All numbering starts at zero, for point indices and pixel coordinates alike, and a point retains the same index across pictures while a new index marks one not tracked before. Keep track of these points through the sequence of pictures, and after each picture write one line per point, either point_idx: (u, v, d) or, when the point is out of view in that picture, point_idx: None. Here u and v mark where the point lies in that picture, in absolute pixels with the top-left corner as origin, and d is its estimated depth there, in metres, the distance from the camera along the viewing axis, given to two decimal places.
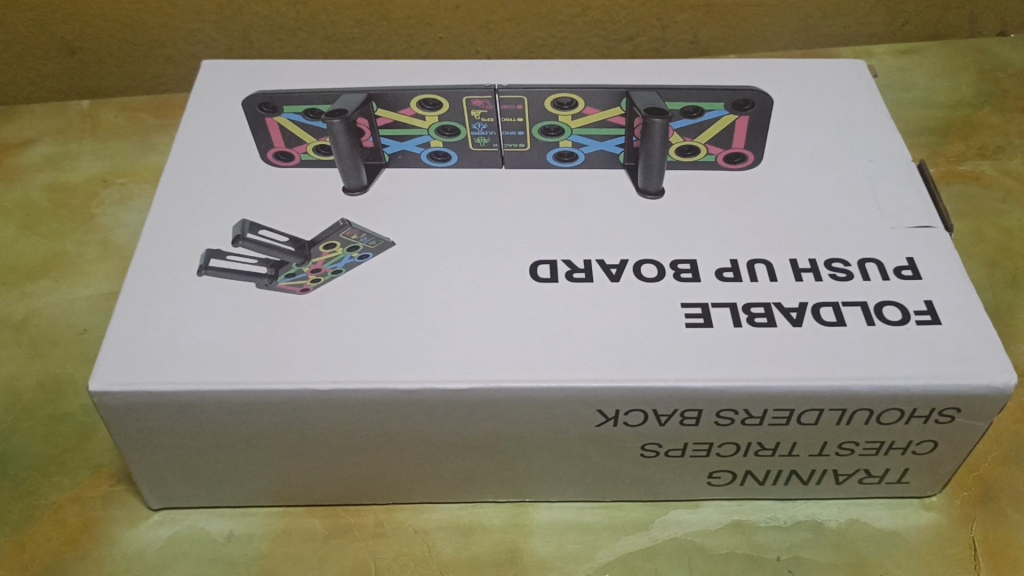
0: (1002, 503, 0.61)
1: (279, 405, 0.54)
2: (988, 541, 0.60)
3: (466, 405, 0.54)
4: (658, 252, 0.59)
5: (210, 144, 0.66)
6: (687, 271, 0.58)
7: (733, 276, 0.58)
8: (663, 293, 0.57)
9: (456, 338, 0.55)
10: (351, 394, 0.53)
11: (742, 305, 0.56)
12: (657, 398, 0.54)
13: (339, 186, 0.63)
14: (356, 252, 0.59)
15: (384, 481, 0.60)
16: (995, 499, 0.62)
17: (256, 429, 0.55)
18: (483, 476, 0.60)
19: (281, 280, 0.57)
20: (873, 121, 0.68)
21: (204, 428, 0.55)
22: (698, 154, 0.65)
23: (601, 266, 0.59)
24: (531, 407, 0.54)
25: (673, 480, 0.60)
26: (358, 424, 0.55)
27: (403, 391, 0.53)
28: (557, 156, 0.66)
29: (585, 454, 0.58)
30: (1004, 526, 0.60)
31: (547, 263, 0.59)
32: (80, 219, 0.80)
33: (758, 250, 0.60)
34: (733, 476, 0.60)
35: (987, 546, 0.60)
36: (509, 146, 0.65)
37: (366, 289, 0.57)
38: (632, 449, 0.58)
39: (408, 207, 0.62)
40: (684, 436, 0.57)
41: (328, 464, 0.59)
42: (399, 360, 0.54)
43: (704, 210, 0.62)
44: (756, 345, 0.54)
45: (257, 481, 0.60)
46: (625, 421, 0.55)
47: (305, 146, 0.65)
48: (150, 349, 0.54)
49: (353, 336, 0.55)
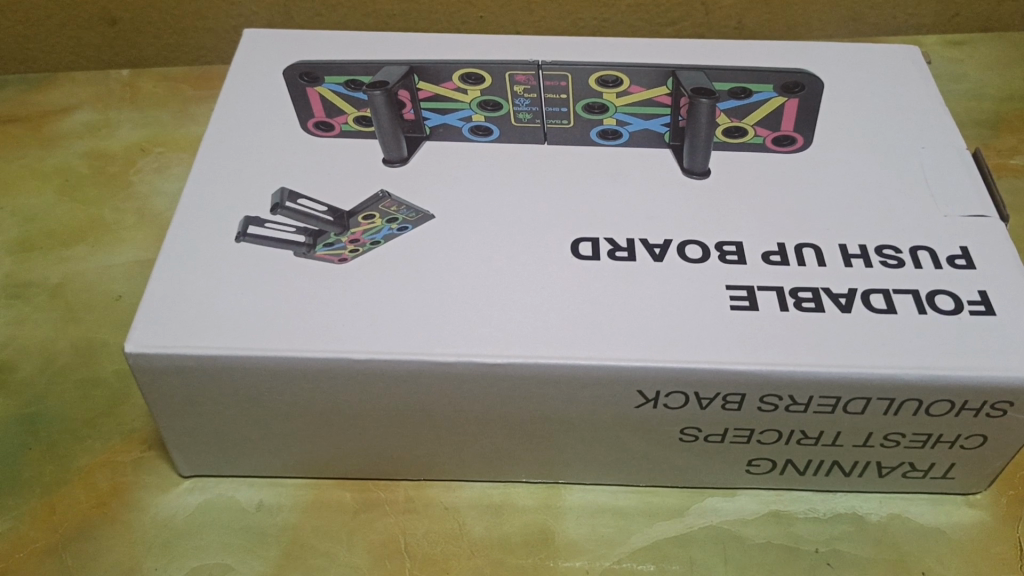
0: None
1: (314, 374, 0.53)
2: None
3: (503, 380, 0.53)
4: (702, 233, 0.58)
5: (250, 112, 0.65)
6: (732, 253, 0.57)
7: (780, 259, 0.57)
8: (708, 274, 0.56)
9: (495, 313, 0.54)
10: (388, 365, 0.52)
11: (789, 290, 0.55)
12: (699, 381, 0.52)
13: (379, 157, 0.62)
14: (395, 224, 0.58)
15: (416, 457, 0.59)
16: None
17: (290, 399, 0.55)
18: (518, 455, 0.59)
19: (318, 250, 0.57)
20: (927, 108, 0.66)
21: (238, 396, 0.55)
22: (745, 136, 0.64)
23: (645, 245, 0.57)
24: (568, 386, 0.53)
25: (710, 466, 0.59)
26: (393, 396, 0.54)
27: (441, 364, 0.52)
28: (600, 134, 0.64)
29: (622, 436, 0.57)
30: None
31: (589, 240, 0.58)
32: (117, 186, 0.80)
33: (805, 234, 0.58)
34: (773, 465, 0.59)
35: None
36: (552, 123, 0.64)
37: (404, 262, 0.56)
38: (671, 432, 0.56)
39: (448, 180, 0.61)
40: (724, 421, 0.55)
41: (360, 436, 0.58)
42: (437, 332, 0.53)
43: (751, 192, 0.61)
44: (803, 330, 0.53)
45: (289, 451, 0.59)
46: (665, 403, 0.54)
47: (345, 117, 0.64)
48: (186, 313, 0.54)
49: (391, 308, 0.54)
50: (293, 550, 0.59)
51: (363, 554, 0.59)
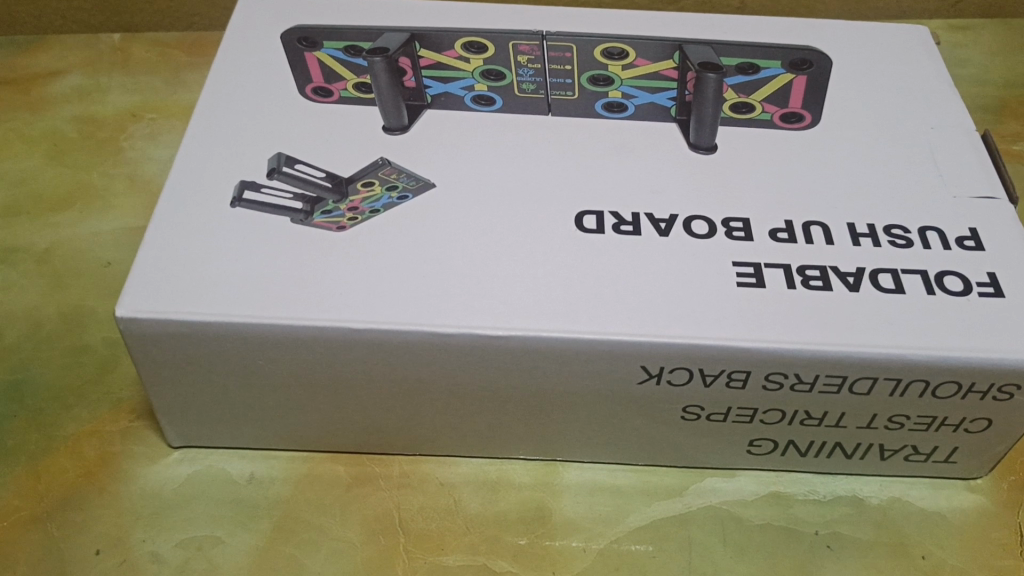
0: None
1: (310, 343, 0.52)
2: None
3: (505, 353, 0.52)
4: (708, 209, 0.57)
5: (245, 76, 0.64)
6: (739, 229, 0.56)
7: (787, 237, 0.56)
8: (714, 250, 0.55)
9: (497, 285, 0.52)
10: (386, 335, 0.51)
11: (796, 268, 0.54)
12: (704, 357, 0.51)
13: (379, 125, 0.61)
14: (395, 192, 0.57)
15: (411, 431, 0.58)
16: None
17: (285, 368, 0.54)
18: (515, 432, 0.58)
19: (316, 218, 0.55)
20: (937, 88, 0.65)
21: (231, 364, 0.53)
22: (753, 113, 0.62)
23: (650, 219, 0.56)
24: (570, 360, 0.52)
25: (711, 446, 0.58)
26: (391, 368, 0.53)
27: (441, 334, 0.51)
28: (605, 107, 0.63)
29: (622, 413, 0.56)
30: None
31: (593, 214, 0.56)
32: (106, 152, 0.78)
33: (813, 212, 0.57)
34: (774, 446, 0.58)
35: None
36: (556, 94, 0.63)
37: (403, 231, 0.55)
38: (673, 411, 0.55)
39: (450, 149, 0.60)
40: (727, 400, 0.54)
41: (355, 408, 0.57)
42: (437, 303, 0.51)
43: (759, 169, 0.59)
44: (810, 309, 0.52)
45: (282, 423, 0.58)
46: (668, 379, 0.53)
47: (344, 83, 0.62)
48: (178, 279, 0.52)
49: (389, 277, 0.52)
50: (284, 524, 0.58)
51: (355, 529, 0.58)
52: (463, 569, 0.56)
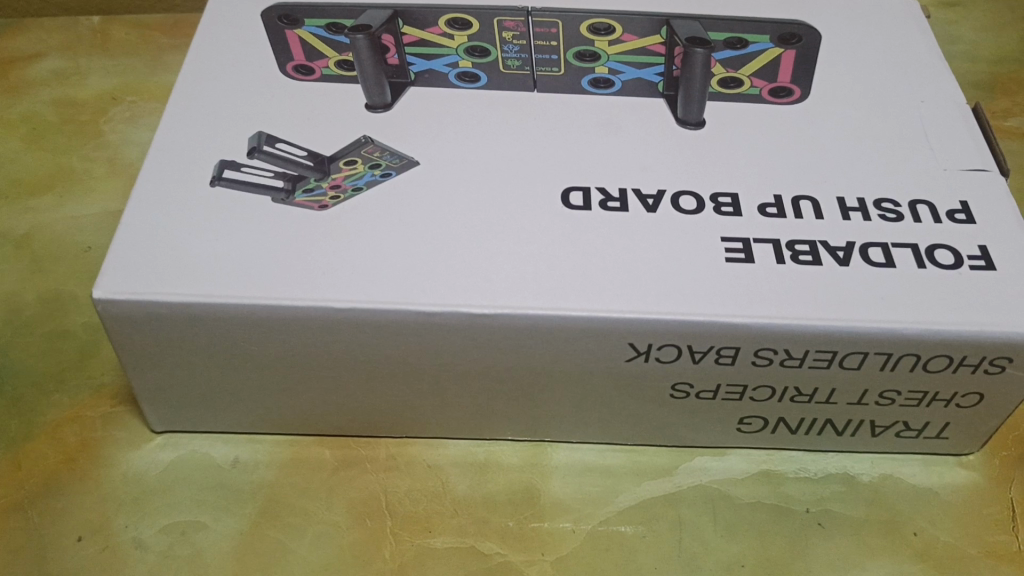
0: None
1: (293, 323, 0.51)
2: None
3: (491, 331, 0.51)
4: (696, 184, 0.56)
5: (225, 55, 0.62)
6: (727, 204, 0.55)
7: (776, 212, 0.55)
8: (703, 225, 0.54)
9: (482, 263, 0.52)
10: (370, 314, 0.50)
11: (786, 242, 0.53)
12: (693, 333, 0.51)
13: (362, 103, 0.60)
14: (378, 170, 0.56)
15: (397, 412, 0.58)
16: None
17: (268, 350, 0.53)
18: (504, 413, 0.57)
19: (297, 197, 0.54)
20: (929, 62, 0.64)
21: (213, 346, 0.53)
22: (741, 87, 0.62)
23: (637, 195, 0.55)
24: (556, 338, 0.51)
25: (702, 425, 0.58)
26: (376, 348, 0.53)
27: (425, 313, 0.50)
28: (592, 83, 0.62)
29: (610, 392, 0.55)
30: None
31: (579, 190, 0.55)
32: (86, 134, 0.76)
33: (802, 186, 0.56)
34: (764, 424, 0.57)
35: None
36: (542, 70, 0.62)
37: (385, 210, 0.54)
38: (662, 388, 0.55)
39: (434, 126, 0.59)
40: (717, 377, 0.54)
41: (340, 390, 0.56)
42: (420, 282, 0.51)
43: (748, 144, 0.59)
44: (801, 284, 0.51)
45: (266, 405, 0.57)
46: (656, 357, 0.52)
47: (326, 61, 0.61)
48: (157, 260, 0.51)
49: (373, 257, 0.52)
50: (270, 508, 0.57)
51: (342, 512, 0.57)
52: (451, 551, 0.56)
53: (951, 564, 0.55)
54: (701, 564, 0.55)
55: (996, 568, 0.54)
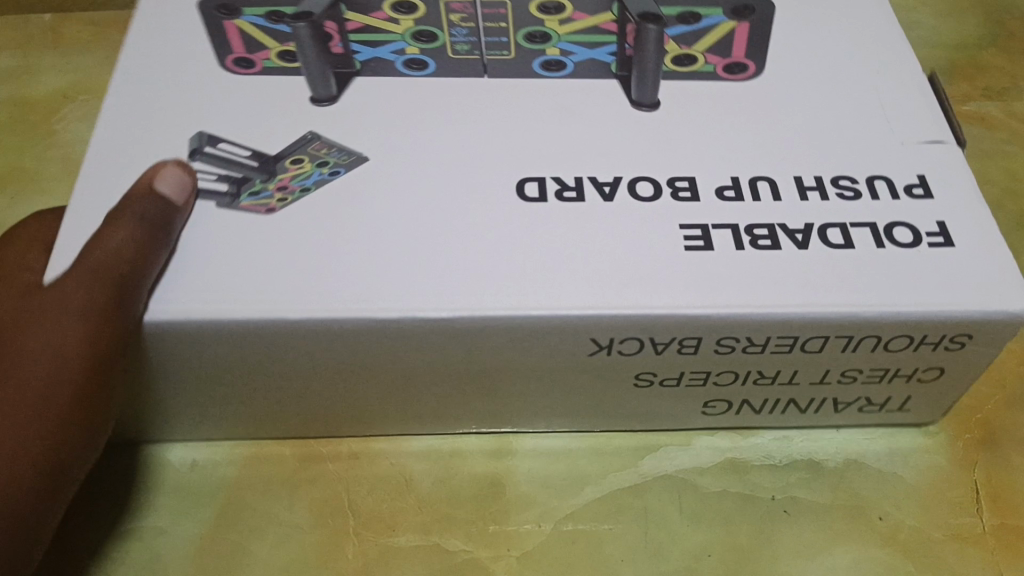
0: (1006, 448, 0.59)
1: (244, 336, 0.49)
2: (991, 484, 0.58)
3: (448, 334, 0.50)
4: (653, 170, 0.55)
5: (164, 50, 0.60)
6: (685, 189, 0.54)
7: (734, 195, 0.54)
8: (661, 213, 0.53)
9: (437, 263, 0.50)
10: (324, 324, 0.49)
11: (745, 226, 0.52)
12: (655, 327, 0.50)
13: (306, 96, 0.57)
14: (326, 167, 0.54)
15: (359, 412, 0.57)
16: (999, 444, 0.59)
17: (215, 361, 0.51)
18: (465, 409, 0.57)
19: (243, 200, 0.52)
20: (887, 35, 0.63)
21: (162, 365, 0.51)
22: (694, 65, 0.61)
23: (593, 183, 0.54)
24: (518, 336, 0.50)
25: (667, 410, 0.57)
26: (328, 355, 0.51)
27: (377, 320, 0.49)
28: (544, 66, 0.60)
29: (570, 384, 0.55)
30: (1009, 470, 0.58)
31: (535, 180, 0.54)
32: (35, 133, 0.73)
33: (760, 167, 0.55)
34: (729, 407, 0.57)
35: (990, 489, 0.58)
36: (492, 54, 0.60)
37: (336, 212, 0.52)
38: (625, 377, 0.54)
39: (383, 120, 0.57)
40: (680, 365, 0.53)
41: (300, 395, 0.55)
42: (375, 287, 0.49)
43: (705, 124, 0.58)
44: (760, 270, 0.51)
45: (225, 412, 0.56)
46: (619, 350, 0.52)
47: (267, 52, 0.59)
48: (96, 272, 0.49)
49: (325, 262, 0.50)
50: (228, 511, 0.56)
51: (304, 513, 0.56)
52: (416, 549, 0.55)
53: (916, 547, 0.56)
54: (666, 552, 0.55)
55: (960, 549, 0.55)
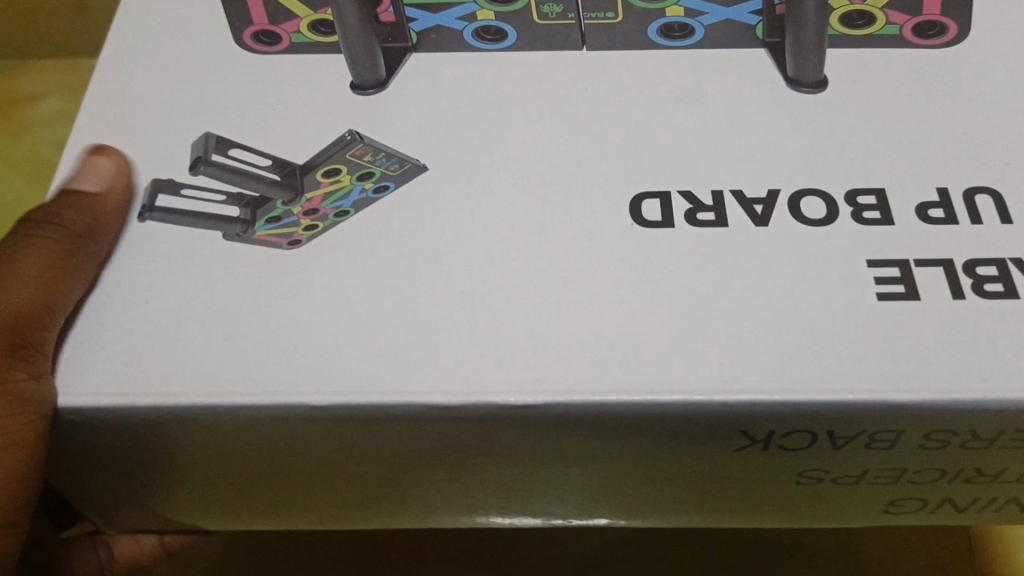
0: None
1: (265, 423, 0.36)
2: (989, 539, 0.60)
3: (539, 423, 0.36)
4: (825, 180, 0.39)
5: (166, 17, 0.46)
6: (871, 208, 0.38)
7: (944, 215, 0.38)
8: (838, 245, 0.37)
9: (519, 324, 0.36)
10: (368, 410, 0.35)
11: (964, 264, 0.36)
12: (836, 419, 0.35)
13: (349, 81, 0.43)
14: (370, 181, 0.40)
15: (431, 504, 0.45)
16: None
17: (277, 457, 0.40)
18: (576, 497, 0.44)
19: (258, 230, 0.39)
20: None
21: (170, 452, 0.39)
22: (873, 26, 0.43)
23: (739, 199, 0.39)
24: (639, 425, 0.36)
25: (837, 509, 0.43)
26: (403, 445, 0.38)
27: (454, 408, 0.35)
28: (662, 31, 0.44)
29: (740, 483, 0.41)
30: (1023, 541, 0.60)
31: (655, 197, 0.39)
32: None
33: (977, 172, 0.39)
34: (923, 505, 0.42)
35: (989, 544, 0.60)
36: (592, 18, 0.44)
37: (383, 245, 0.38)
38: (786, 475, 0.40)
39: (447, 112, 0.42)
40: (865, 463, 0.38)
41: (354, 484, 0.43)
42: (436, 361, 0.35)
43: (892, 109, 0.41)
44: (997, 340, 0.34)
45: (262, 501, 0.44)
46: (780, 444, 0.37)
47: (296, 23, 0.44)
48: (84, 341, 0.36)
49: (367, 323, 0.36)
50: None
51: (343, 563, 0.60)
52: None
53: None
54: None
55: None
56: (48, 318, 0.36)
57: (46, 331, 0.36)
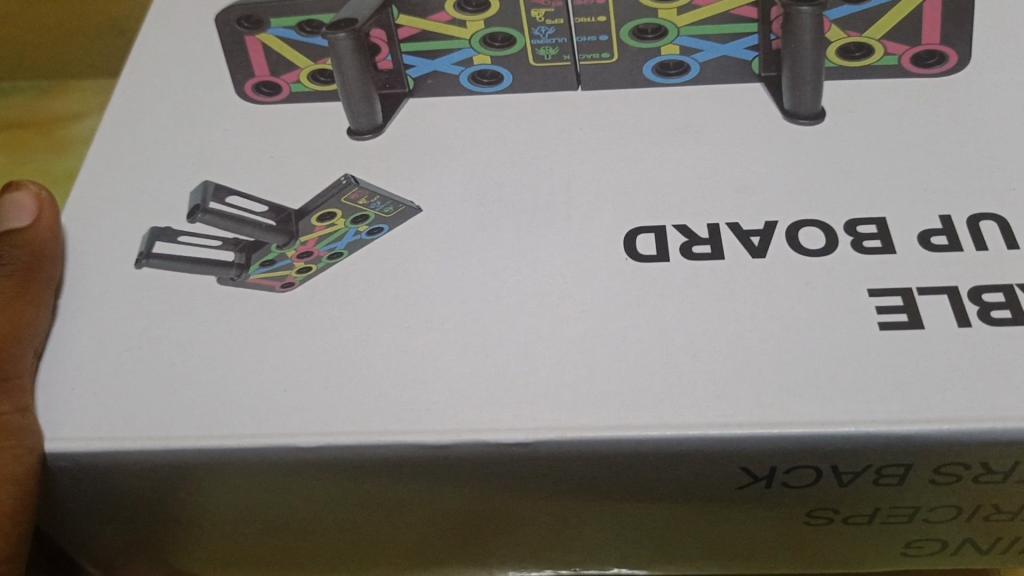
0: None
1: (257, 469, 0.36)
2: None
3: (535, 464, 0.35)
4: (824, 211, 0.38)
5: (170, 72, 0.46)
6: (872, 237, 0.37)
7: (946, 243, 0.37)
8: (838, 275, 0.36)
9: (512, 362, 0.35)
10: (362, 452, 0.35)
11: (968, 292, 0.35)
12: (841, 454, 0.34)
13: (347, 127, 0.44)
14: (365, 224, 0.40)
15: (433, 556, 0.44)
16: None
17: (269, 507, 0.39)
18: (580, 545, 0.42)
19: (253, 273, 0.39)
20: None
21: (163, 503, 0.39)
22: (871, 57, 0.42)
23: (736, 232, 0.38)
24: (637, 466, 0.35)
25: (852, 551, 0.42)
26: (399, 492, 0.38)
27: (446, 448, 0.34)
28: (658, 70, 0.44)
29: (747, 526, 0.39)
30: None
31: (651, 232, 0.38)
32: None
33: (981, 198, 0.38)
34: (942, 546, 0.41)
35: None
36: (588, 59, 0.44)
37: (376, 284, 0.38)
38: (795, 515, 0.38)
39: (443, 155, 0.42)
40: (876, 501, 0.37)
41: (353, 538, 0.42)
42: (427, 400, 0.35)
43: (891, 138, 0.40)
44: (1006, 369, 0.33)
45: (260, 555, 0.43)
46: (784, 482, 0.36)
47: (296, 74, 0.44)
48: (77, 387, 0.36)
49: (358, 364, 0.36)
50: None
51: None
52: None
53: None
54: None
55: None
56: (20, 348, 0.37)
57: (20, 360, 0.36)
